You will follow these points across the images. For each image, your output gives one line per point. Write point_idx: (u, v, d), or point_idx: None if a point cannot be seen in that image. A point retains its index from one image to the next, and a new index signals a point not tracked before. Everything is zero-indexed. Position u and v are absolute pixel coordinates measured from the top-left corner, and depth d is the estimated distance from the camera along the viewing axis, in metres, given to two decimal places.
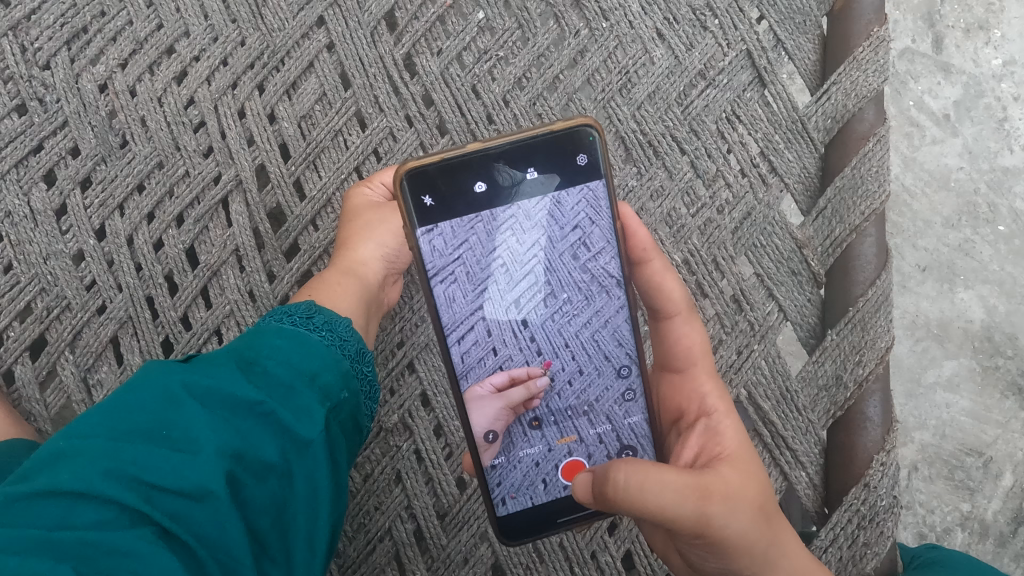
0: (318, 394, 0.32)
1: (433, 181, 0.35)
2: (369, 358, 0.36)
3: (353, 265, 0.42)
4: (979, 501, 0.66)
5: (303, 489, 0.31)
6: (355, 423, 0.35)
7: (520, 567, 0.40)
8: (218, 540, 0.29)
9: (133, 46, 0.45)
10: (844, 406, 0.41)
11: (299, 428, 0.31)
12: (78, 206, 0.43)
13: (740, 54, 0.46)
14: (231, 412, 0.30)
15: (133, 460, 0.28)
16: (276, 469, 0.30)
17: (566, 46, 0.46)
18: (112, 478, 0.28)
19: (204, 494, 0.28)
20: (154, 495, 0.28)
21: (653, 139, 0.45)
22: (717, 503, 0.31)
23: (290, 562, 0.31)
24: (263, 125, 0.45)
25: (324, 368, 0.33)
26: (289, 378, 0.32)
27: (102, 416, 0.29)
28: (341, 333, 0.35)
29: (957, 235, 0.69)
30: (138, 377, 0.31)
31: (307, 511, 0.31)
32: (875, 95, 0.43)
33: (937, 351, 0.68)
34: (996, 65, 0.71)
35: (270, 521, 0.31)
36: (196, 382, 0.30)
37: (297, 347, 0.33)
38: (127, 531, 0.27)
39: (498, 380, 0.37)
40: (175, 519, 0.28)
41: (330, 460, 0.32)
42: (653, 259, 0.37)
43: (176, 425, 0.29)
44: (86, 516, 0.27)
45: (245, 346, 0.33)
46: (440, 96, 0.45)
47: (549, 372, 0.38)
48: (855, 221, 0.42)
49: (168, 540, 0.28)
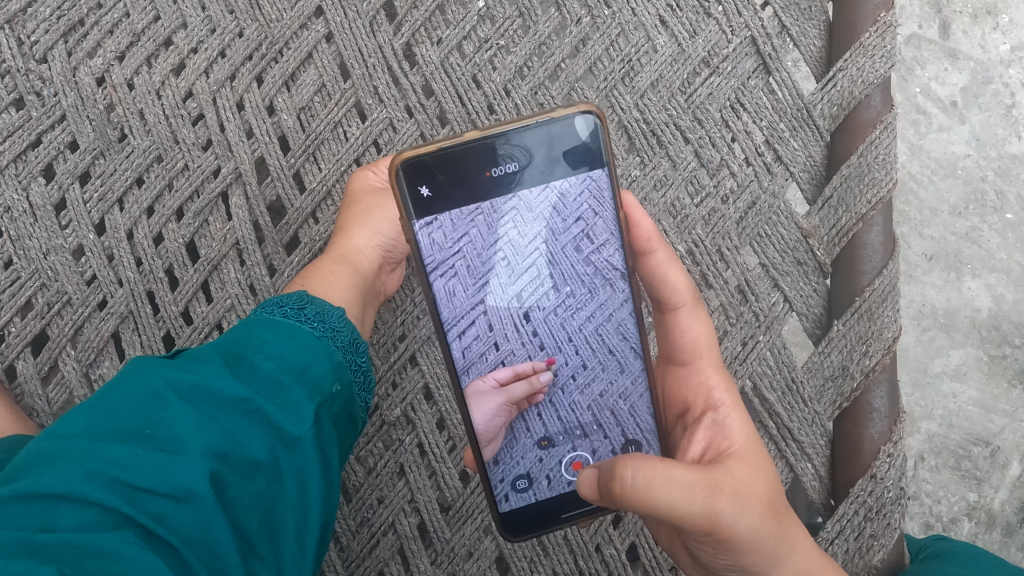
0: (307, 390, 0.32)
1: (431, 172, 0.35)
2: (362, 348, 0.36)
3: (348, 253, 0.42)
4: (986, 491, 0.66)
5: (292, 486, 0.31)
6: (348, 417, 0.34)
7: (524, 561, 0.40)
8: (205, 540, 0.29)
9: (131, 38, 0.44)
10: (849, 397, 0.41)
11: (288, 425, 0.31)
12: (77, 201, 0.43)
13: (745, 41, 0.45)
14: (217, 410, 0.30)
15: (116, 461, 0.28)
16: (264, 467, 0.30)
17: (567, 34, 0.46)
18: (95, 479, 0.27)
19: (190, 496, 0.28)
20: (137, 496, 0.28)
21: (656, 128, 0.44)
22: (727, 499, 0.30)
23: (279, 560, 0.31)
24: (262, 117, 0.44)
25: (314, 362, 0.33)
26: (277, 374, 0.32)
27: (86, 414, 0.29)
28: (333, 324, 0.35)
29: (964, 223, 0.68)
30: (123, 375, 0.31)
31: (296, 508, 0.31)
32: (882, 82, 0.43)
33: (944, 341, 0.68)
34: (1004, 50, 0.70)
35: (258, 519, 0.30)
36: (181, 380, 0.30)
37: (286, 341, 0.33)
38: (111, 533, 0.27)
39: (502, 375, 0.37)
40: (160, 520, 0.28)
41: (320, 456, 0.32)
42: (657, 249, 0.37)
43: (162, 424, 0.29)
44: (69, 518, 0.27)
45: (234, 341, 0.33)
46: (440, 86, 0.45)
47: (553, 368, 0.37)
48: (861, 210, 0.41)
49: (153, 541, 0.28)
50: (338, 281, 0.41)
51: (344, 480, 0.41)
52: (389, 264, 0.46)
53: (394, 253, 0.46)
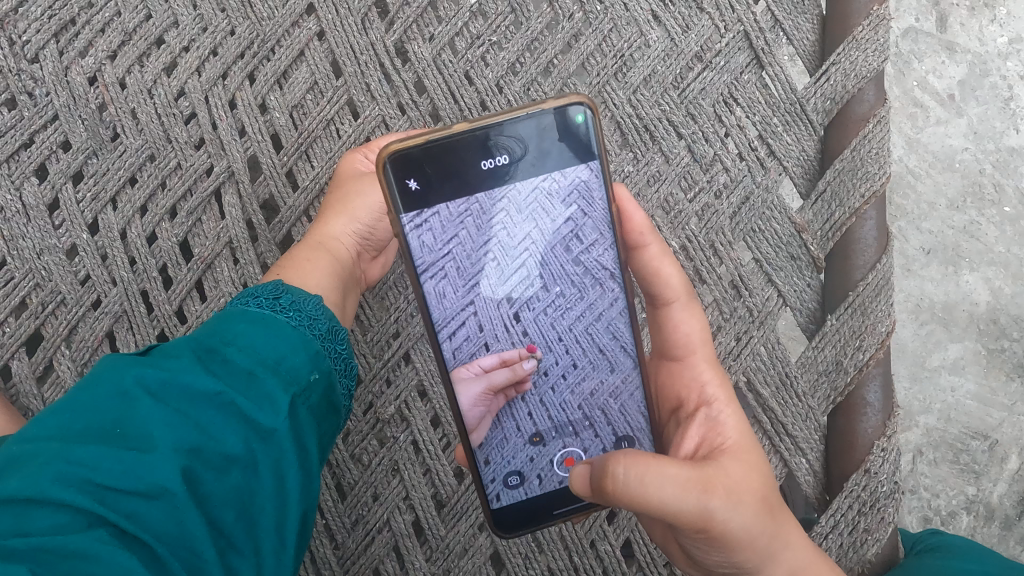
0: (282, 380, 0.32)
1: (419, 165, 0.35)
2: (341, 335, 0.36)
3: (324, 239, 0.42)
4: (985, 484, 0.65)
5: (269, 479, 0.31)
6: (328, 406, 0.34)
7: (519, 557, 0.40)
8: (180, 537, 0.28)
9: (122, 37, 0.44)
10: (843, 392, 0.40)
11: (262, 417, 0.30)
12: (70, 200, 0.43)
13: (738, 35, 0.45)
14: (189, 404, 0.29)
15: (85, 461, 0.27)
16: (239, 460, 0.30)
17: (560, 30, 0.45)
18: (65, 481, 0.27)
19: (162, 493, 0.28)
20: (108, 496, 0.27)
21: (649, 123, 0.44)
22: (720, 496, 0.30)
23: (259, 554, 0.30)
24: (254, 115, 0.44)
25: (290, 351, 0.33)
26: (251, 366, 0.31)
27: (55, 416, 0.29)
28: (309, 313, 0.35)
29: (962, 217, 0.68)
30: (95, 375, 0.30)
31: (274, 501, 0.31)
32: (875, 75, 0.43)
33: (942, 334, 0.68)
34: (1001, 43, 0.69)
35: (235, 513, 0.30)
36: (152, 377, 0.30)
37: (260, 332, 0.32)
38: (82, 533, 0.26)
39: (487, 361, 0.37)
40: (133, 518, 0.27)
41: (297, 446, 0.31)
42: (649, 244, 0.37)
43: (132, 422, 0.29)
44: (41, 520, 0.26)
45: (207, 335, 0.32)
46: (432, 83, 0.45)
47: (535, 356, 0.38)
48: (855, 204, 0.41)
49: (126, 540, 0.27)
50: (320, 265, 0.41)
51: (339, 478, 0.41)
52: (371, 252, 0.46)
53: (378, 241, 0.46)
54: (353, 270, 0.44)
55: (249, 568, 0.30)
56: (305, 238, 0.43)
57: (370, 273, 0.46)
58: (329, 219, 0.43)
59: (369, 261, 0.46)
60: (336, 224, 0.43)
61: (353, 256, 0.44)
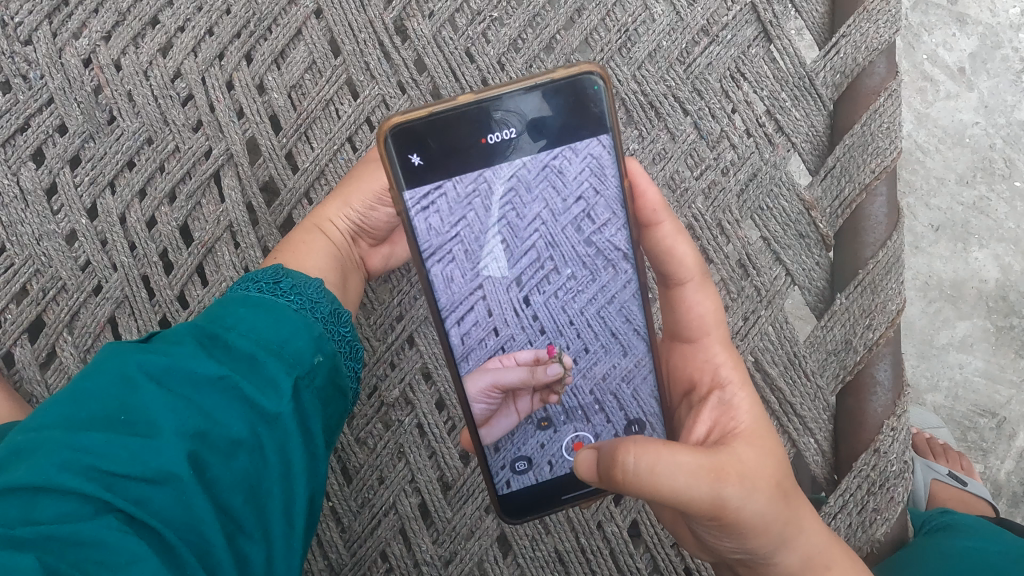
0: (284, 363, 0.31)
1: (422, 139, 0.34)
2: (344, 318, 0.36)
3: (320, 223, 0.42)
4: (992, 462, 0.65)
5: (275, 463, 0.30)
6: (332, 390, 0.34)
7: (526, 539, 0.40)
8: (189, 522, 0.28)
9: (116, 17, 0.43)
10: (853, 370, 0.40)
11: (264, 400, 0.30)
12: (67, 185, 0.42)
13: (744, 8, 0.44)
14: (193, 389, 0.29)
15: (90, 449, 0.27)
16: (245, 444, 0.29)
17: (563, 4, 0.44)
18: (71, 469, 0.27)
19: (169, 478, 0.28)
20: (114, 483, 0.27)
21: (654, 100, 0.43)
22: (733, 484, 0.30)
23: (268, 537, 0.30)
24: (252, 96, 0.43)
25: (292, 335, 0.32)
26: (252, 351, 0.31)
27: (59, 406, 0.29)
28: (310, 296, 0.35)
29: (972, 192, 0.67)
30: (96, 363, 0.30)
31: (281, 484, 0.31)
32: (886, 47, 0.41)
33: (950, 312, 0.67)
34: (1014, 14, 0.67)
35: (243, 497, 0.30)
36: (155, 363, 0.29)
37: (262, 318, 0.32)
38: (91, 521, 0.26)
39: (524, 356, 0.37)
40: (141, 504, 0.27)
41: (302, 430, 0.31)
42: (663, 221, 0.36)
43: (135, 408, 0.28)
44: (50, 509, 0.26)
45: (209, 320, 0.32)
46: (432, 61, 0.44)
47: (563, 359, 0.37)
48: (866, 179, 0.41)
49: (135, 527, 0.27)
50: (316, 249, 0.41)
51: (344, 462, 0.41)
52: (370, 240, 0.46)
53: (378, 231, 0.45)
54: (349, 253, 0.44)
55: (260, 552, 0.30)
56: (303, 221, 0.42)
57: (369, 261, 0.46)
58: (328, 200, 0.42)
59: (369, 248, 0.46)
60: (334, 207, 0.42)
61: (348, 242, 0.44)
